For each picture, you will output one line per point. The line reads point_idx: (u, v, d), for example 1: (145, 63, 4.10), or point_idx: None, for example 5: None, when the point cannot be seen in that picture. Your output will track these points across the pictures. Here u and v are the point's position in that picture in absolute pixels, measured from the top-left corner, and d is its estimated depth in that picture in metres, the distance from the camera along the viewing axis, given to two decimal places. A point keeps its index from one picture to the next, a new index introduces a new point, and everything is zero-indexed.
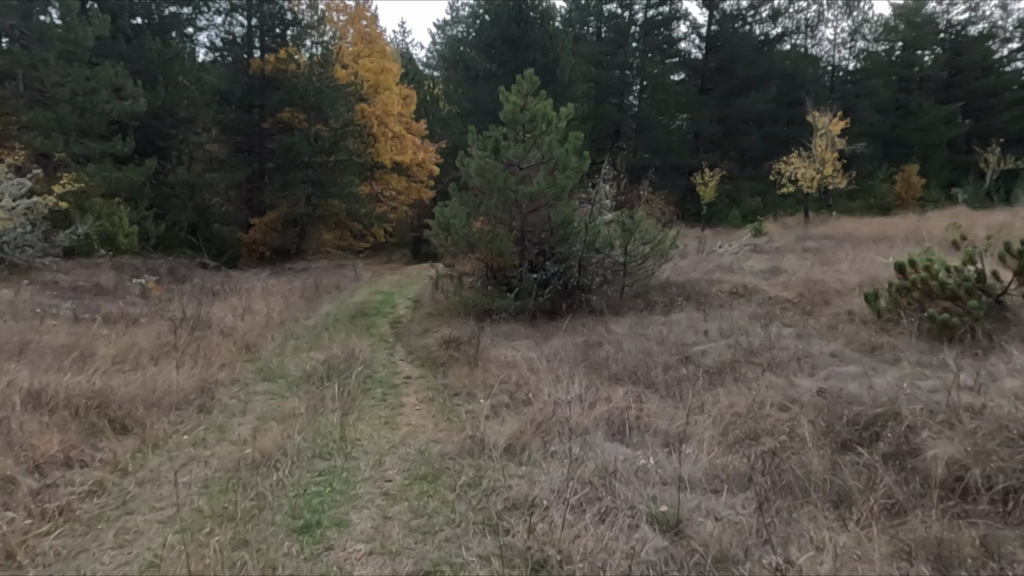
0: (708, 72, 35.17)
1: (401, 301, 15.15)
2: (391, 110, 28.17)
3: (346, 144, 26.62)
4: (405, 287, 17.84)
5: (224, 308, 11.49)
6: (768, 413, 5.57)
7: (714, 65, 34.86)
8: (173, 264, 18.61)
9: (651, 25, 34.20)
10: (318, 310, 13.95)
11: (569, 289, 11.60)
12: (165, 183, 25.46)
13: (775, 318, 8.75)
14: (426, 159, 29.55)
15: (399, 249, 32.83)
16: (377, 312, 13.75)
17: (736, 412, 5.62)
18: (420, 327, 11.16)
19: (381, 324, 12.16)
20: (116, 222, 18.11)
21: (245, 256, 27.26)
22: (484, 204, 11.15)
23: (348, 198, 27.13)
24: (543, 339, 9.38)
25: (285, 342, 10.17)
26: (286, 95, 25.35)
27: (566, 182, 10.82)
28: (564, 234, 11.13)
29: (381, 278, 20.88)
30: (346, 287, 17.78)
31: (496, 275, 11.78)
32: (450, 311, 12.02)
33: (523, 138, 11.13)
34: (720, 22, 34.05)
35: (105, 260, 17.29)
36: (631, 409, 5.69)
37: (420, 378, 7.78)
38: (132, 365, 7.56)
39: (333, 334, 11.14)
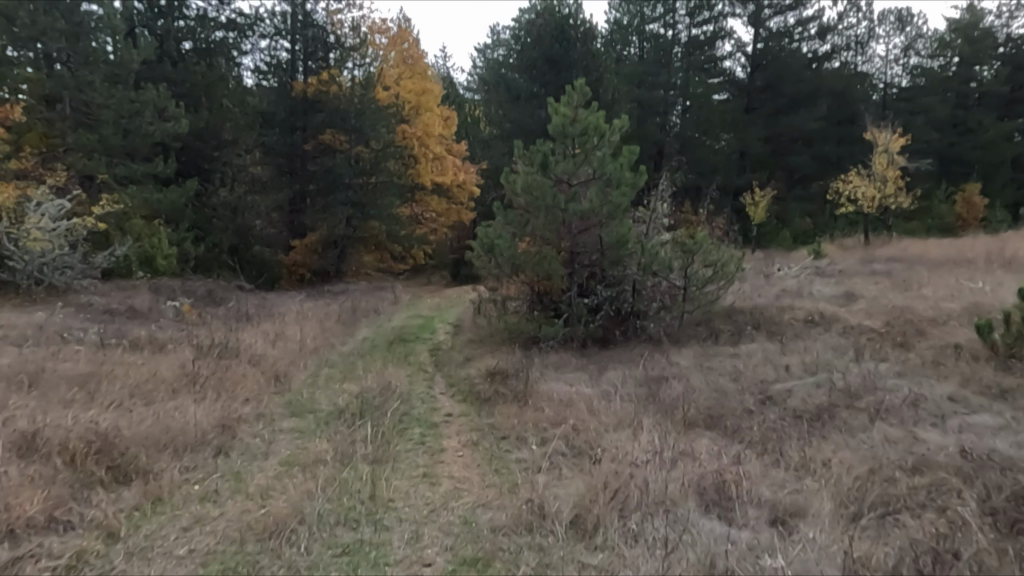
0: (754, 91, 33.87)
1: (441, 327, 14.41)
2: (432, 131, 27.80)
3: (387, 166, 26.31)
4: (445, 312, 17.14)
5: (255, 333, 10.91)
6: (899, 482, 4.56)
7: (760, 84, 33.51)
8: (211, 286, 18.31)
9: (695, 44, 33.49)
10: (354, 336, 13.30)
11: (622, 315, 10.67)
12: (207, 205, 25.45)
13: (865, 351, 7.70)
14: (467, 180, 29.04)
15: (439, 271, 32.32)
16: (416, 338, 13.03)
17: (857, 479, 4.62)
18: (461, 355, 10.38)
19: (420, 352, 11.42)
20: (155, 244, 17.82)
21: (284, 278, 27.05)
22: (531, 223, 10.37)
23: (388, 219, 26.75)
24: (598, 372, 8.48)
25: (318, 372, 9.49)
26: (328, 116, 25.24)
27: (620, 199, 9.96)
28: (618, 255, 10.25)
29: (421, 302, 20.27)
30: (384, 311, 17.17)
31: (542, 299, 10.98)
32: (493, 339, 11.21)
33: (573, 152, 10.34)
34: (766, 40, 33.16)
35: (143, 281, 16.99)
36: (727, 473, 4.72)
37: (463, 416, 6.94)
38: (150, 399, 6.93)
39: (369, 362, 10.43)
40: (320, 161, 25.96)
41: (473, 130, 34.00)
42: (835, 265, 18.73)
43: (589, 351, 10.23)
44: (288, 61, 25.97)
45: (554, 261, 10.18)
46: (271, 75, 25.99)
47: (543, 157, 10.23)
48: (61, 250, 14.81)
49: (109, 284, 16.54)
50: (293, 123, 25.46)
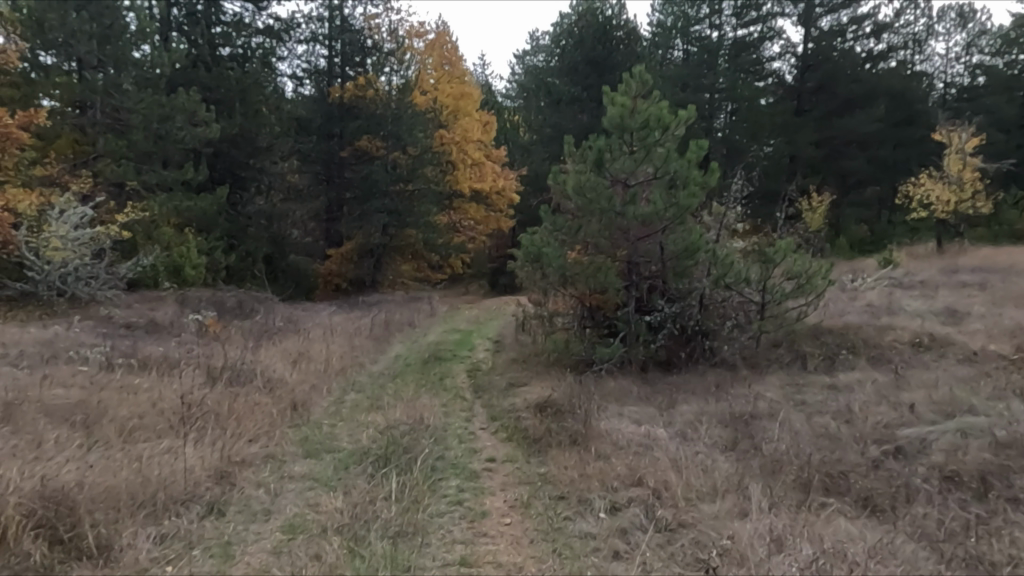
0: (805, 93, 30.98)
1: (480, 343, 13.22)
2: (471, 137, 26.72)
3: (423, 172, 25.39)
4: (484, 326, 15.94)
5: (278, 353, 9.87)
6: None
7: (812, 86, 30.65)
8: (241, 297, 17.54)
9: (740, 46, 30.99)
10: (386, 353, 12.21)
11: (687, 334, 9.29)
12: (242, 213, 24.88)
13: (1008, 386, 6.21)
14: (506, 187, 27.90)
15: (477, 281, 31.23)
16: (453, 356, 11.87)
17: None
18: (504, 379, 9.17)
19: (459, 373, 10.23)
20: (184, 252, 17.16)
21: (320, 288, 26.33)
22: (583, 229, 9.11)
23: (425, 227, 25.80)
24: (667, 406, 7.14)
25: (342, 399, 8.40)
26: (364, 122, 24.68)
27: (687, 201, 8.61)
28: (684, 266, 8.90)
29: (459, 314, 19.18)
30: (420, 325, 16.07)
31: (594, 316, 9.71)
32: (539, 360, 9.96)
33: (631, 148, 9.06)
34: (817, 39, 30.04)
35: (171, 293, 16.30)
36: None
37: (508, 463, 5.72)
38: (143, 436, 5.94)
39: (401, 386, 9.30)
40: (356, 168, 25.43)
41: (513, 135, 32.89)
42: (913, 276, 16.93)
43: (649, 376, 8.89)
44: (326, 65, 25.45)
45: (610, 272, 8.89)
46: (311, 81, 25.57)
47: (598, 154, 8.95)
48: (84, 260, 14.13)
49: (135, 295, 15.86)
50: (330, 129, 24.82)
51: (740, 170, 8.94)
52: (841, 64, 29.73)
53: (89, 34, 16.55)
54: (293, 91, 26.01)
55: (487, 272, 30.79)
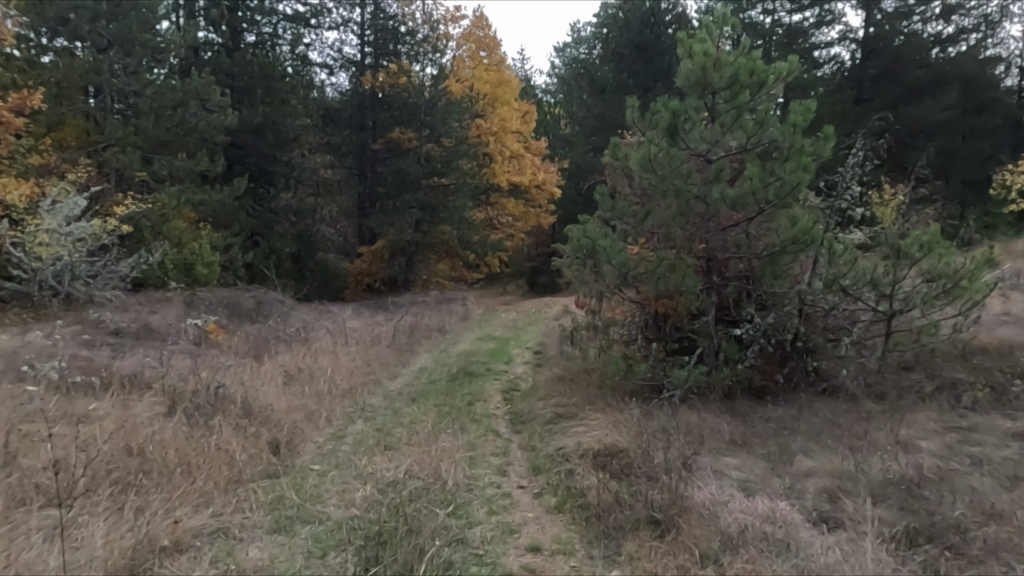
0: (866, 81, 25.89)
1: (518, 355, 11.35)
2: (509, 126, 24.77)
3: (458, 165, 23.60)
4: (522, 333, 14.07)
5: (274, 368, 8.16)
6: None
7: (875, 72, 25.71)
8: (260, 298, 16.10)
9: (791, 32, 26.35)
10: (409, 367, 10.42)
11: (784, 351, 7.27)
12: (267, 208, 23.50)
13: None
14: (546, 180, 25.91)
15: (515, 281, 29.35)
16: (488, 371, 10.03)
17: None
18: (549, 408, 7.30)
19: (492, 395, 8.41)
20: (195, 250, 15.74)
21: (350, 287, 24.85)
22: (651, 217, 7.17)
23: (460, 222, 24.04)
24: (779, 459, 5.12)
25: (345, 435, 6.63)
26: (397, 114, 23.13)
27: (791, 177, 6.47)
28: (784, 262, 6.83)
29: (494, 318, 17.37)
30: (450, 331, 14.25)
31: (662, 327, 7.79)
32: (593, 383, 8.03)
33: (711, 116, 7.12)
34: (879, 22, 25.60)
35: (178, 293, 14.86)
36: None
37: (558, 561, 3.88)
38: (36, 504, 4.26)
39: (420, 412, 7.49)
40: (388, 162, 23.85)
41: (554, 127, 30.91)
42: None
43: (737, 407, 6.84)
44: (359, 53, 23.72)
45: (685, 269, 6.90)
46: (345, 70, 23.87)
47: (671, 119, 6.95)
48: (78, 255, 12.69)
49: (141, 295, 14.51)
50: (363, 120, 23.37)
51: (858, 138, 6.78)
52: (908, 46, 25.09)
53: (94, 11, 15.17)
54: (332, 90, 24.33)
55: (526, 271, 29.00)
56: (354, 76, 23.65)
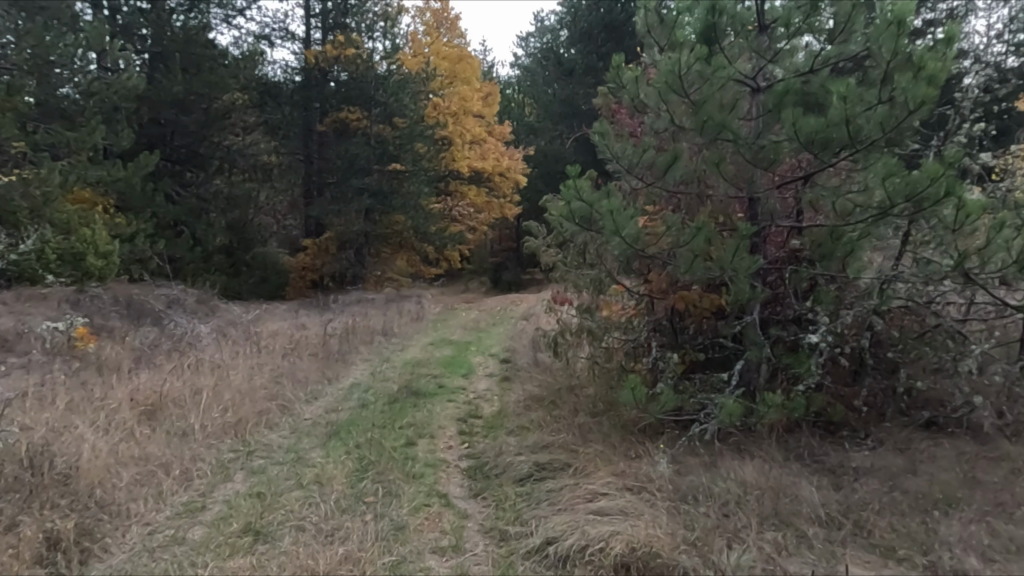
0: None
1: (480, 366, 8.95)
2: (472, 108, 22.02)
3: (414, 147, 20.84)
4: (485, 336, 11.68)
5: (122, 394, 5.61)
6: None
7: None
8: (167, 299, 13.30)
9: None
10: (338, 385, 7.94)
11: (860, 366, 5.08)
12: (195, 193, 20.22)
13: None
14: (511, 167, 23.35)
15: (478, 277, 26.95)
16: (443, 389, 7.63)
17: None
18: (525, 453, 4.94)
19: (441, 428, 6.02)
20: (86, 237, 12.85)
21: (291, 284, 22.02)
22: (675, 167, 4.88)
23: (415, 210, 21.14)
24: (954, 574, 3.21)
25: (204, 509, 4.20)
26: (348, 90, 20.54)
27: (901, 99, 4.16)
28: (871, 235, 4.61)
29: (453, 318, 15.00)
30: (398, 335, 11.76)
31: (680, 331, 5.56)
32: (586, 414, 5.72)
33: (761, 23, 4.81)
34: None
35: (57, 291, 12.03)
36: None
37: None
38: None
39: (332, 461, 5.04)
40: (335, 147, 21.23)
41: (517, 113, 28.52)
42: None
43: (807, 450, 4.68)
44: (304, 28, 21.02)
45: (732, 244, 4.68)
46: (288, 45, 21.07)
47: (708, 24, 4.68)
48: None
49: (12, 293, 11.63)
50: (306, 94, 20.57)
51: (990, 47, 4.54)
52: None
53: None
54: (281, 73, 21.39)
55: (488, 268, 26.63)
56: (301, 50, 20.97)
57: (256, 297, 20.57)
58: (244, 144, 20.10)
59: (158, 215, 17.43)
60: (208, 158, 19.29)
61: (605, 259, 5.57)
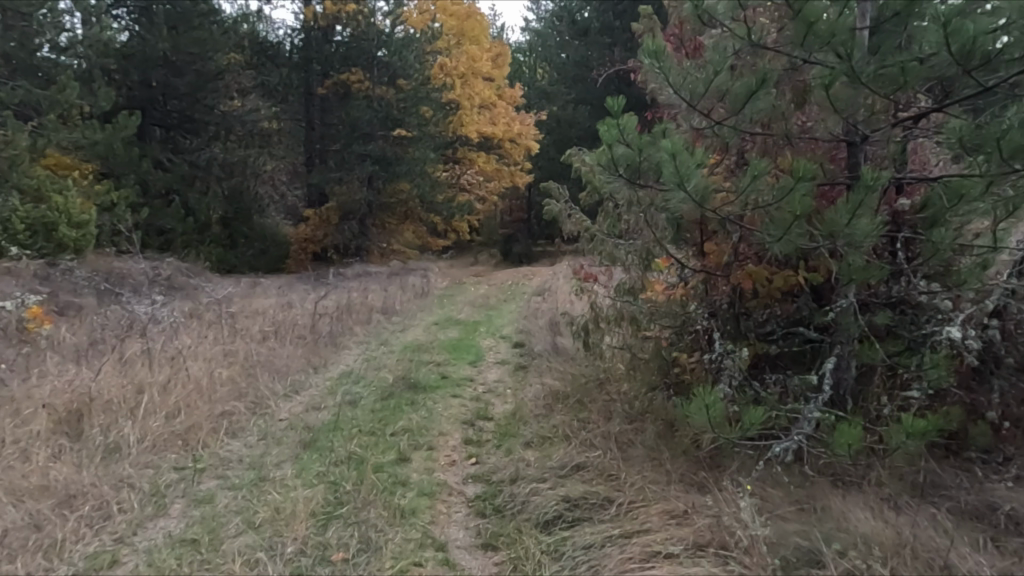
0: None
1: (490, 352, 7.79)
2: (480, 69, 20.47)
3: (418, 111, 19.10)
4: (495, 315, 10.46)
5: (40, 396, 4.48)
6: None
7: None
8: (148, 273, 12.14)
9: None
10: (325, 375, 6.80)
11: (987, 363, 3.84)
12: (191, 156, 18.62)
13: None
14: (522, 133, 21.98)
15: (488, 249, 25.76)
16: (446, 380, 6.48)
17: None
18: (550, 480, 3.85)
19: (441, 436, 4.88)
20: (58, 205, 11.68)
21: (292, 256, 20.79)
22: (758, 100, 3.60)
23: (421, 179, 19.67)
24: None
25: (113, 566, 3.10)
26: (351, 49, 18.82)
27: None
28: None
29: (460, 293, 13.87)
30: (399, 313, 10.61)
31: (744, 315, 4.35)
32: (626, 425, 4.57)
33: None
34: None
35: (25, 263, 10.91)
36: None
37: None
38: None
39: (299, 488, 3.90)
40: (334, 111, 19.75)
41: (530, 77, 26.92)
42: None
43: (930, 481, 3.48)
44: None
45: (850, 204, 3.32)
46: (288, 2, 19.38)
47: None
48: None
49: None
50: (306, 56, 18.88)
51: None
52: None
53: None
54: (283, 35, 19.50)
55: (498, 239, 25.39)
56: (301, 9, 19.35)
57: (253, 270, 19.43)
58: (242, 109, 18.60)
59: (146, 181, 16.23)
60: (203, 123, 17.90)
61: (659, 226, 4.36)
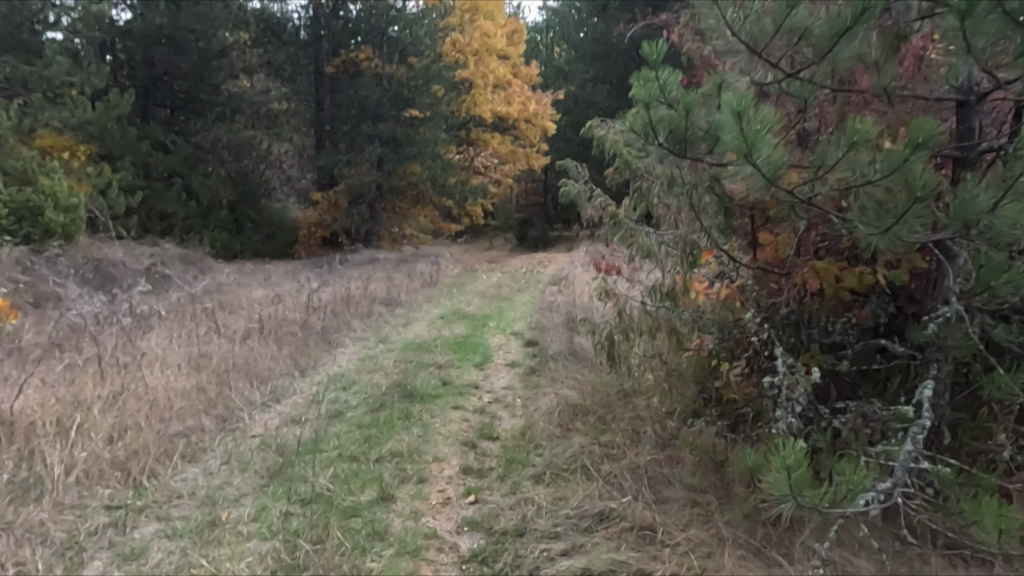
0: None
1: (498, 352, 6.98)
2: (495, 46, 19.32)
3: (430, 90, 18.16)
4: (507, 308, 9.61)
5: None
6: None
7: None
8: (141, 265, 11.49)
9: None
10: (313, 378, 6.06)
11: None
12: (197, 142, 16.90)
13: None
14: (538, 113, 21.11)
15: (502, 235, 24.83)
16: (448, 389, 5.65)
17: None
18: (564, 538, 3.09)
19: (433, 461, 4.11)
20: (44, 189, 10.92)
21: (301, 242, 19.71)
22: (847, 35, 2.69)
23: (432, 160, 18.66)
24: None
25: None
26: (361, 23, 17.72)
27: None
28: None
29: (471, 283, 12.99)
30: (403, 306, 9.78)
31: (806, 320, 3.55)
32: (656, 457, 3.80)
33: None
34: None
35: (7, 251, 10.19)
36: None
37: None
38: None
39: (249, 542, 3.17)
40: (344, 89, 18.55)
41: (546, 55, 25.83)
42: None
43: None
44: None
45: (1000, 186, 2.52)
46: None
47: None
48: None
49: None
50: (315, 31, 17.86)
51: None
52: None
53: None
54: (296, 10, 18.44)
55: (513, 223, 24.49)
56: None
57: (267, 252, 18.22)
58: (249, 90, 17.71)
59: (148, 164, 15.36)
60: (209, 104, 16.96)
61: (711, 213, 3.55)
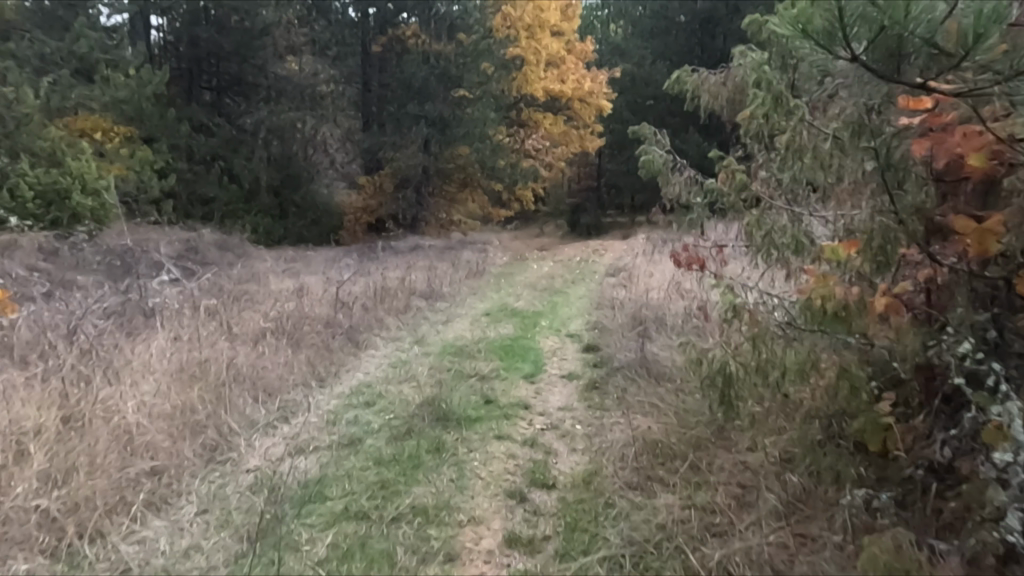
0: None
1: (552, 359, 5.88)
2: (548, 21, 18.08)
3: (479, 67, 16.93)
4: (561, 304, 8.47)
5: None
6: None
7: None
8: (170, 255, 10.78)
9: None
10: (332, 391, 5.13)
11: None
12: (242, 127, 15.71)
13: None
14: (594, 91, 19.78)
15: (554, 221, 23.57)
16: (490, 410, 4.56)
17: None
18: None
19: (467, 524, 3.10)
20: (72, 170, 10.32)
21: (346, 227, 18.61)
22: None
23: (481, 140, 17.34)
24: None
25: None
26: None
27: None
28: None
29: (521, 274, 11.82)
30: (444, 299, 8.75)
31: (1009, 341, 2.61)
32: (783, 539, 2.79)
33: None
34: None
35: (30, 237, 9.62)
36: None
37: None
38: None
39: None
40: (394, 68, 17.10)
41: (604, 30, 24.25)
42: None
43: None
44: None
45: None
46: None
47: None
48: None
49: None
50: (362, 8, 16.75)
51: None
52: None
53: None
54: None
55: (565, 208, 23.20)
56: None
57: (314, 237, 17.20)
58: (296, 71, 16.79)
59: (190, 146, 14.64)
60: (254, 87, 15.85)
61: (910, 174, 2.77)
